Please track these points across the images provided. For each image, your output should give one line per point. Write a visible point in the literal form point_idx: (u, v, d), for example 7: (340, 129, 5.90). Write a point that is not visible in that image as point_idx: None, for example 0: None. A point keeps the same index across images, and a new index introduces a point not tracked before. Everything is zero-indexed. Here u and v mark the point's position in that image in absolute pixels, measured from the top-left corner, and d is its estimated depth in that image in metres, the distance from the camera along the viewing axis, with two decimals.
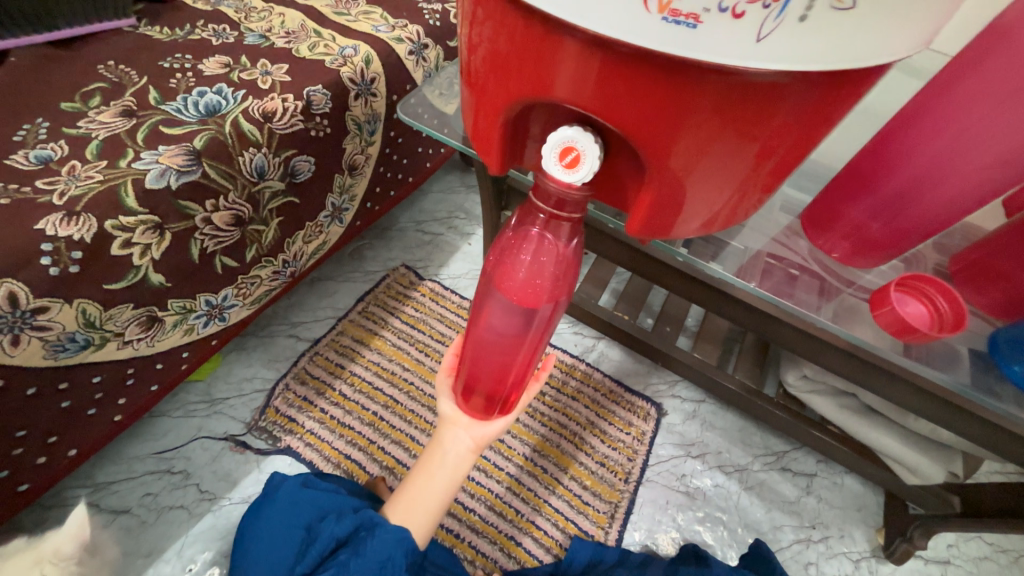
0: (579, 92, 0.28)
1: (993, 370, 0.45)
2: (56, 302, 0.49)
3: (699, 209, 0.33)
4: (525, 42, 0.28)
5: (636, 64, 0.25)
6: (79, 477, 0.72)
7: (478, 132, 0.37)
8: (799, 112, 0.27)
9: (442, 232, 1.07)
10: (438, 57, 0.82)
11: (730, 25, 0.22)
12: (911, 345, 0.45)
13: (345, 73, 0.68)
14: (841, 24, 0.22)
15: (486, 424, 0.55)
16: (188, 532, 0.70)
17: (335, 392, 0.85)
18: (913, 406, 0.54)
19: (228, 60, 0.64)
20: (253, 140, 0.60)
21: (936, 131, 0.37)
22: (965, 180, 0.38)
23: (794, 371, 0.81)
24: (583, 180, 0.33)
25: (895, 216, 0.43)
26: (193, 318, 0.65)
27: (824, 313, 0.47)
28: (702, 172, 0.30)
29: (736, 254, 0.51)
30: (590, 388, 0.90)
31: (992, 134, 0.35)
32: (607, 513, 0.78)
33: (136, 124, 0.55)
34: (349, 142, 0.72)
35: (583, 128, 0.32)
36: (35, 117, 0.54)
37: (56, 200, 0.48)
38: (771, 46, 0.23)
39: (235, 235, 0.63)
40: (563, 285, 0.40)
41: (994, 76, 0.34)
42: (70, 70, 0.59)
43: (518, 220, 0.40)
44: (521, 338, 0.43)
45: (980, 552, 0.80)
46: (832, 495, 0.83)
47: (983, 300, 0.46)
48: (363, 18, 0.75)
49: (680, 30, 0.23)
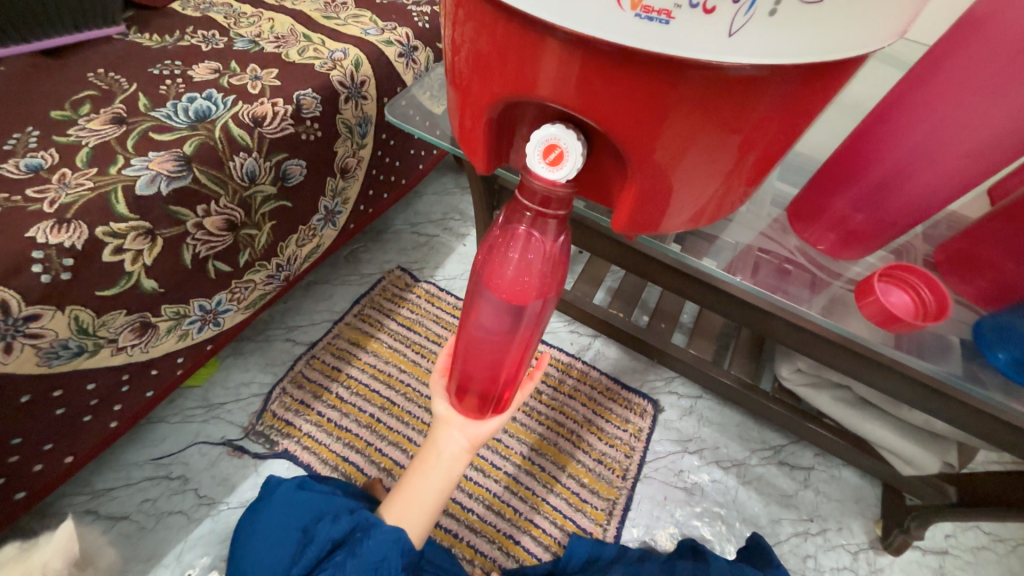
0: (562, 90, 0.28)
1: (978, 358, 0.46)
2: (49, 309, 0.49)
3: (685, 203, 0.33)
4: (506, 41, 0.28)
5: (616, 62, 0.26)
6: (77, 484, 0.72)
7: (463, 132, 0.38)
8: (779, 104, 0.27)
9: (437, 234, 1.07)
10: (428, 59, 0.82)
11: (702, 21, 0.22)
12: (899, 335, 0.45)
13: (334, 77, 0.68)
14: (812, 18, 0.22)
15: (481, 423, 0.55)
16: (186, 537, 0.70)
17: (332, 395, 0.85)
18: (904, 396, 0.54)
19: (218, 66, 0.64)
20: (244, 145, 0.60)
21: (915, 122, 0.38)
22: (947, 169, 0.38)
23: (788, 365, 0.81)
24: (567, 177, 0.33)
25: (878, 207, 0.43)
26: (187, 324, 0.65)
27: (813, 307, 0.48)
28: (687, 166, 0.30)
29: (725, 248, 0.51)
30: (587, 386, 0.90)
31: (971, 122, 0.36)
32: (605, 510, 0.78)
33: (126, 131, 0.55)
34: (340, 145, 0.73)
35: (567, 126, 0.32)
36: (25, 126, 0.54)
37: (47, 208, 0.48)
38: (744, 41, 0.23)
39: (227, 240, 0.63)
40: (552, 282, 0.40)
41: (971, 66, 0.34)
42: (59, 78, 0.59)
43: (505, 218, 0.40)
44: (512, 336, 0.44)
45: (978, 542, 0.81)
46: (830, 487, 0.83)
47: (969, 289, 0.46)
48: (353, 22, 0.75)
49: (654, 27, 0.23)
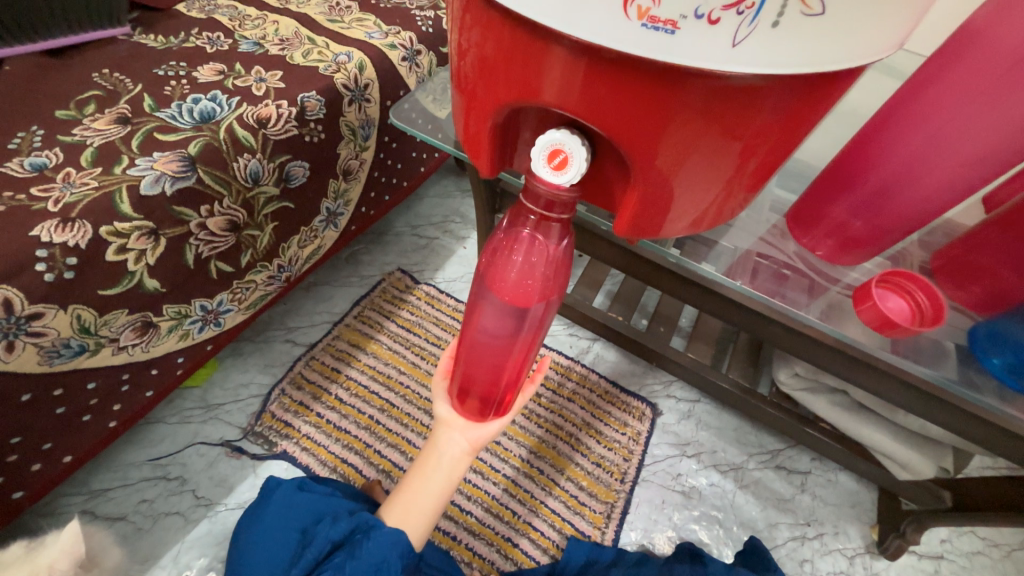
0: (567, 95, 0.29)
1: (973, 363, 0.46)
2: (51, 308, 0.49)
3: (686, 208, 0.34)
4: (512, 47, 0.29)
5: (620, 69, 0.26)
6: (74, 484, 0.72)
7: (468, 136, 0.38)
8: (780, 111, 0.27)
9: (438, 236, 1.07)
10: (431, 63, 0.83)
11: (706, 31, 0.23)
12: (897, 341, 0.46)
13: (339, 80, 0.69)
14: (813, 30, 0.23)
15: (481, 426, 0.55)
16: (183, 538, 0.70)
17: (331, 396, 0.85)
18: (901, 401, 0.55)
19: (223, 67, 0.65)
20: (248, 146, 0.60)
21: (913, 131, 0.38)
22: (943, 177, 0.39)
23: (786, 369, 0.82)
24: (571, 182, 0.33)
25: (876, 214, 0.44)
26: (188, 324, 0.65)
27: (811, 311, 0.48)
28: (688, 171, 0.31)
29: (725, 253, 0.51)
30: (586, 390, 0.90)
31: (967, 132, 0.36)
32: (603, 513, 0.79)
33: (131, 131, 0.55)
34: (343, 147, 0.73)
35: (571, 131, 0.32)
36: (30, 126, 0.54)
37: (52, 207, 0.48)
38: (747, 52, 0.23)
39: (229, 240, 0.64)
40: (554, 285, 0.40)
41: (966, 76, 0.35)
42: (64, 78, 0.60)
43: (509, 222, 0.41)
44: (515, 339, 0.44)
45: (973, 547, 0.81)
46: (827, 492, 0.83)
47: (964, 295, 0.47)
48: (357, 26, 0.76)
49: (659, 36, 0.23)
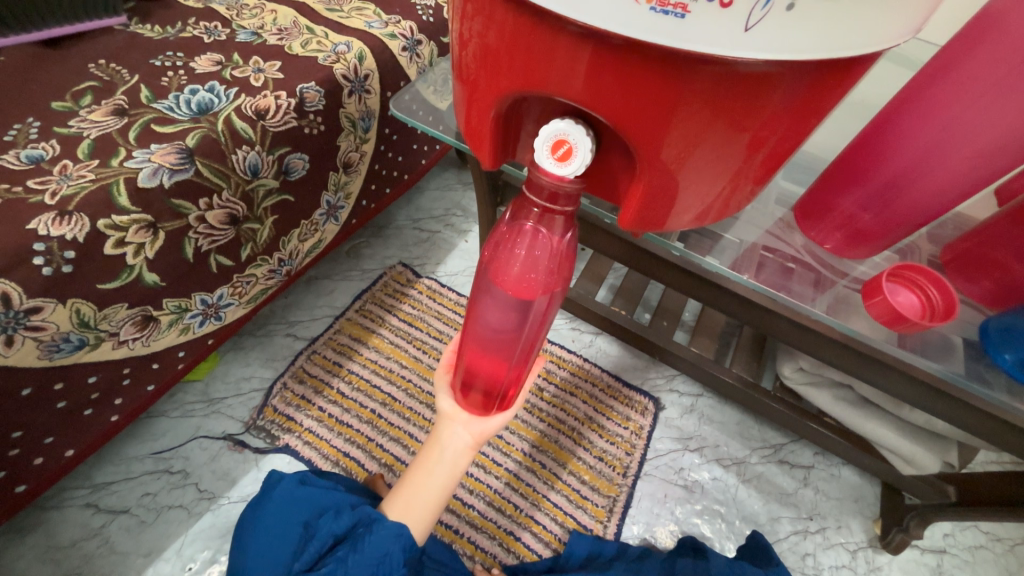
0: (571, 86, 0.28)
1: (984, 358, 0.46)
2: (50, 303, 0.49)
3: (693, 201, 0.33)
4: (515, 36, 0.28)
5: (627, 56, 0.25)
6: (78, 478, 0.72)
7: (470, 127, 0.37)
8: (791, 100, 0.27)
9: (440, 230, 1.06)
10: (433, 53, 0.81)
11: (718, 15, 0.22)
12: (903, 335, 0.46)
13: (338, 70, 0.68)
14: (829, 12, 0.22)
15: (485, 419, 0.55)
16: (187, 531, 0.70)
17: (333, 390, 0.85)
18: (907, 397, 0.54)
19: (220, 58, 0.64)
20: (247, 139, 0.60)
21: (927, 122, 0.37)
22: (956, 170, 0.38)
23: (790, 363, 0.80)
24: (575, 173, 0.33)
25: (886, 207, 0.43)
26: (188, 318, 0.65)
27: (819, 305, 0.48)
28: (694, 164, 0.30)
29: (732, 246, 0.50)
30: (588, 384, 0.90)
31: (982, 123, 0.35)
32: (604, 507, 0.78)
33: (128, 123, 0.55)
34: (343, 139, 0.72)
35: (575, 121, 0.32)
36: (25, 117, 0.53)
37: (48, 200, 0.48)
38: (760, 37, 0.23)
39: (229, 234, 0.63)
40: (558, 279, 0.40)
41: (983, 65, 0.34)
42: (61, 70, 0.59)
43: (512, 215, 0.40)
44: (518, 334, 0.43)
45: (976, 541, 0.81)
46: (830, 486, 0.83)
47: (975, 289, 0.46)
48: (356, 15, 0.75)
49: (669, 21, 0.23)
